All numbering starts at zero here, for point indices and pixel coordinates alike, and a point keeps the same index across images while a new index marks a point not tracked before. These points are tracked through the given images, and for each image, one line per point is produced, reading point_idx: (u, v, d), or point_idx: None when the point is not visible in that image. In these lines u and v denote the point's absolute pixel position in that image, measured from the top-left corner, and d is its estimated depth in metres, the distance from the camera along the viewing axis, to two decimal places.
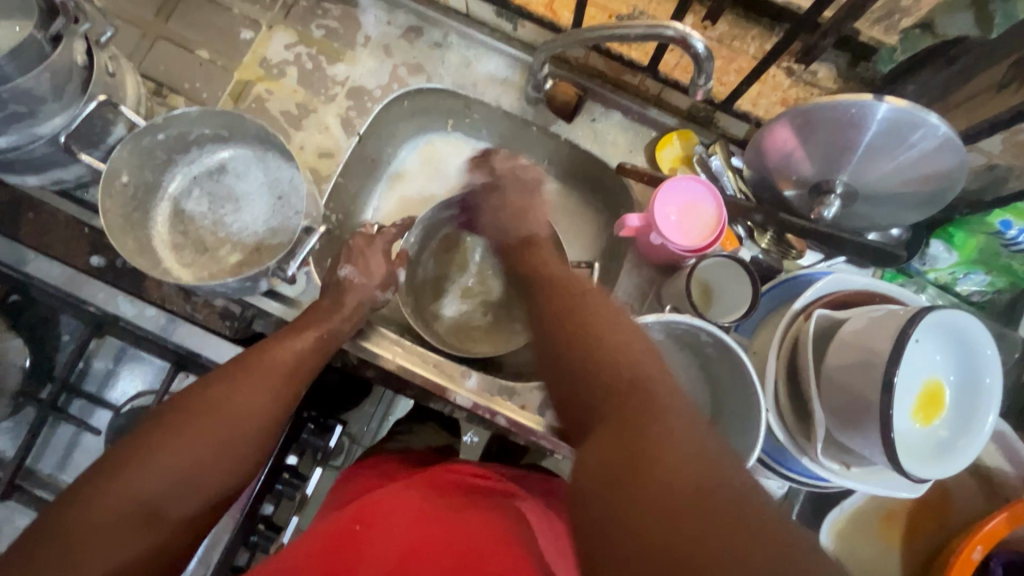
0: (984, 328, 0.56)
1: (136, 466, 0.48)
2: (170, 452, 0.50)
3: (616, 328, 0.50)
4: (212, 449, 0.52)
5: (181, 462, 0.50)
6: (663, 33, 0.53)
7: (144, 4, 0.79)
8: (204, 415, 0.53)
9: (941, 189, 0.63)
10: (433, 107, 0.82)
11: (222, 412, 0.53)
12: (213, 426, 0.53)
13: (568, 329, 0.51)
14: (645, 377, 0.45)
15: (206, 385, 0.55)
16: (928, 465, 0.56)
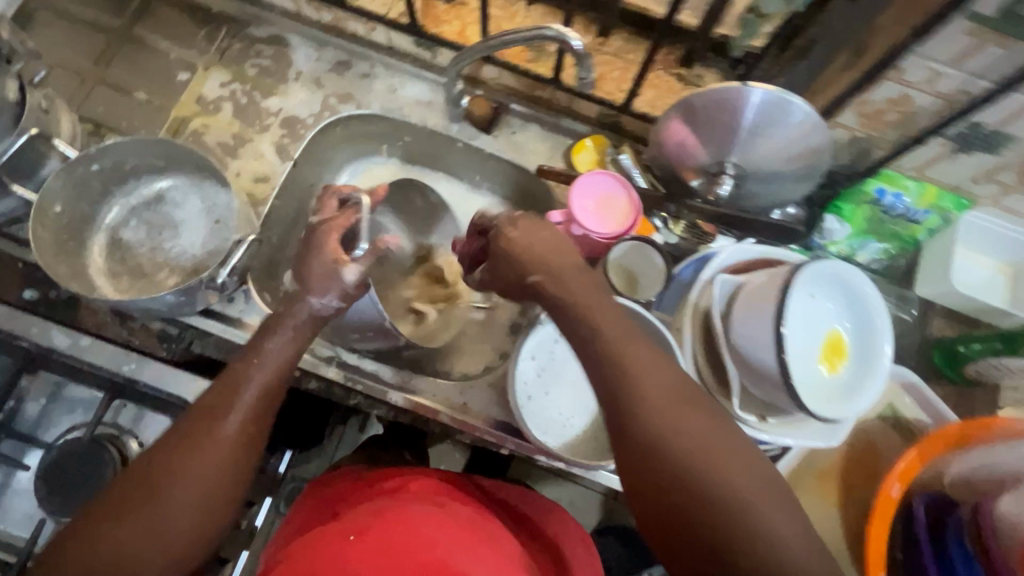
0: (868, 278, 0.62)
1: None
2: (110, 548, 0.42)
3: (658, 378, 0.45)
4: (160, 545, 0.43)
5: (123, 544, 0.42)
6: (545, 33, 0.60)
7: (84, 54, 0.84)
8: (149, 503, 0.43)
9: (817, 164, 0.70)
10: (366, 134, 0.88)
11: (170, 499, 0.44)
12: (161, 522, 0.43)
13: (622, 393, 0.45)
14: (724, 461, 0.42)
15: (158, 459, 0.45)
16: (834, 406, 0.59)
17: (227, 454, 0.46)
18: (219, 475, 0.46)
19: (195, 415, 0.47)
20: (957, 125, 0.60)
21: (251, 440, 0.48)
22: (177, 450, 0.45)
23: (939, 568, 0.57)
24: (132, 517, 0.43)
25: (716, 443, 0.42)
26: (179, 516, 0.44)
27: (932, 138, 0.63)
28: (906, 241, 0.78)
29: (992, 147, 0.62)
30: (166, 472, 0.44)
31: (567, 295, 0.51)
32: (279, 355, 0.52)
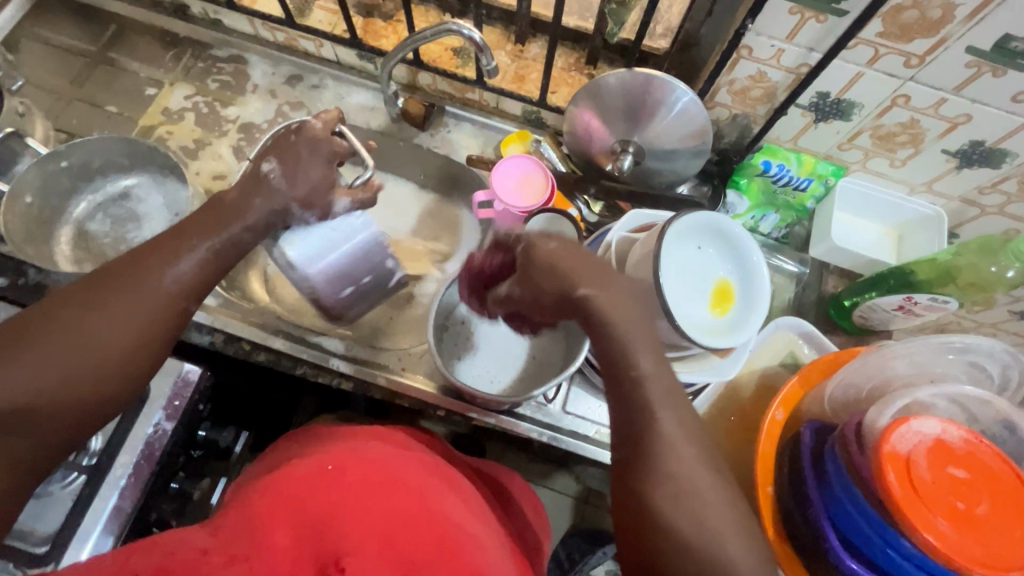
0: (745, 231, 0.70)
1: (18, 365, 0.47)
2: (62, 346, 0.49)
3: (671, 419, 0.49)
4: (87, 360, 0.50)
5: (52, 364, 0.49)
6: (449, 27, 0.72)
7: (62, 75, 0.95)
8: (99, 309, 0.52)
9: (704, 142, 0.79)
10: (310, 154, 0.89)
11: (119, 312, 0.52)
12: (103, 329, 0.51)
13: (634, 430, 0.49)
14: (709, 495, 0.46)
15: (87, 290, 0.52)
16: (717, 339, 0.66)
17: (169, 287, 0.55)
18: (162, 300, 0.55)
19: (149, 259, 0.56)
20: (808, 95, 0.70)
21: (193, 284, 0.57)
22: (126, 275, 0.54)
23: (821, 489, 0.59)
24: (86, 316, 0.51)
25: (708, 480, 0.47)
26: (125, 325, 0.52)
27: (792, 109, 0.73)
28: (798, 208, 0.88)
29: (843, 114, 0.72)
30: (118, 286, 0.53)
31: (608, 315, 0.52)
32: (228, 235, 0.60)
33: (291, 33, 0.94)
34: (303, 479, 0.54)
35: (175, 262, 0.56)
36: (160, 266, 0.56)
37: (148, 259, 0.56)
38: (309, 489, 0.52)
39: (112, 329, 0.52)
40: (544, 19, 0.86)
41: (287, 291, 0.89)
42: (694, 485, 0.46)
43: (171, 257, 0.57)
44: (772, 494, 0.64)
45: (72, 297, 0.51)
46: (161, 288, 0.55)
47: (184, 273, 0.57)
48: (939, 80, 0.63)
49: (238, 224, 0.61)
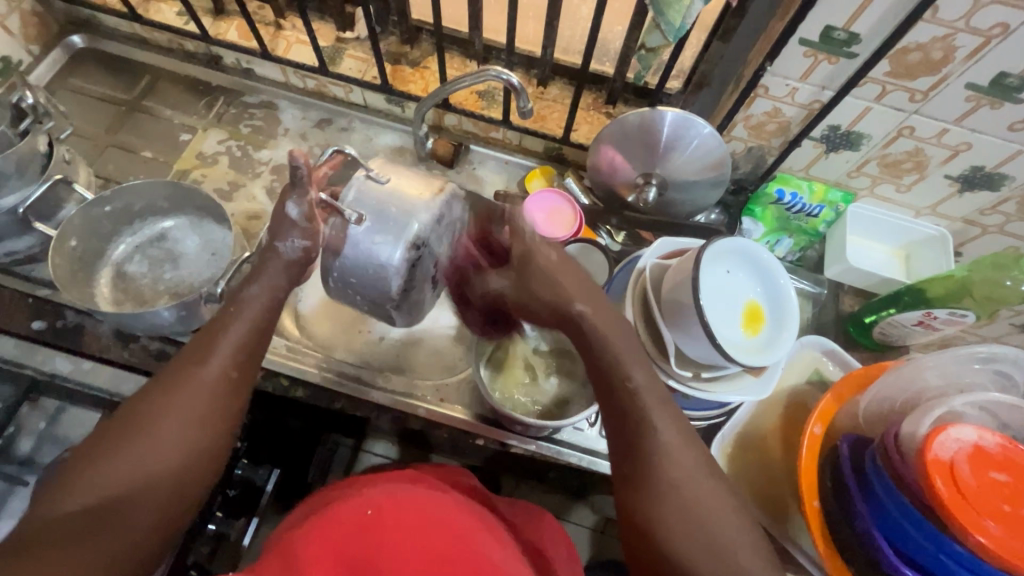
0: (769, 253, 0.74)
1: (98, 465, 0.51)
2: (131, 460, 0.52)
3: (676, 461, 0.52)
4: (165, 450, 0.53)
5: (133, 459, 0.52)
6: (490, 74, 0.74)
7: (99, 123, 0.98)
8: (143, 445, 0.53)
9: (723, 172, 0.85)
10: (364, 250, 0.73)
11: (164, 439, 0.54)
12: (148, 462, 0.52)
13: (640, 471, 0.52)
14: (717, 526, 0.49)
15: (159, 381, 0.57)
16: (753, 359, 0.69)
17: (207, 398, 0.56)
18: (203, 413, 0.56)
19: (180, 365, 0.58)
20: (821, 128, 0.76)
21: (235, 377, 0.59)
22: (163, 397, 0.55)
23: (866, 500, 0.62)
24: (127, 451, 0.52)
25: (722, 509, 0.50)
26: (176, 448, 0.54)
27: (805, 141, 0.79)
28: (810, 233, 0.93)
29: (852, 145, 0.78)
30: (159, 416, 0.54)
31: (613, 354, 0.57)
32: (254, 312, 0.61)
33: (322, 80, 0.99)
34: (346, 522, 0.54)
35: (209, 355, 0.58)
36: (194, 362, 0.57)
37: (207, 336, 0.59)
38: (348, 543, 0.52)
39: (184, 412, 0.55)
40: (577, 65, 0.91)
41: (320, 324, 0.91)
42: (700, 510, 0.50)
43: (223, 330, 0.60)
44: (819, 509, 0.65)
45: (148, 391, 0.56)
46: (202, 385, 0.57)
47: (218, 364, 0.58)
48: (943, 112, 0.68)
49: (257, 303, 0.62)
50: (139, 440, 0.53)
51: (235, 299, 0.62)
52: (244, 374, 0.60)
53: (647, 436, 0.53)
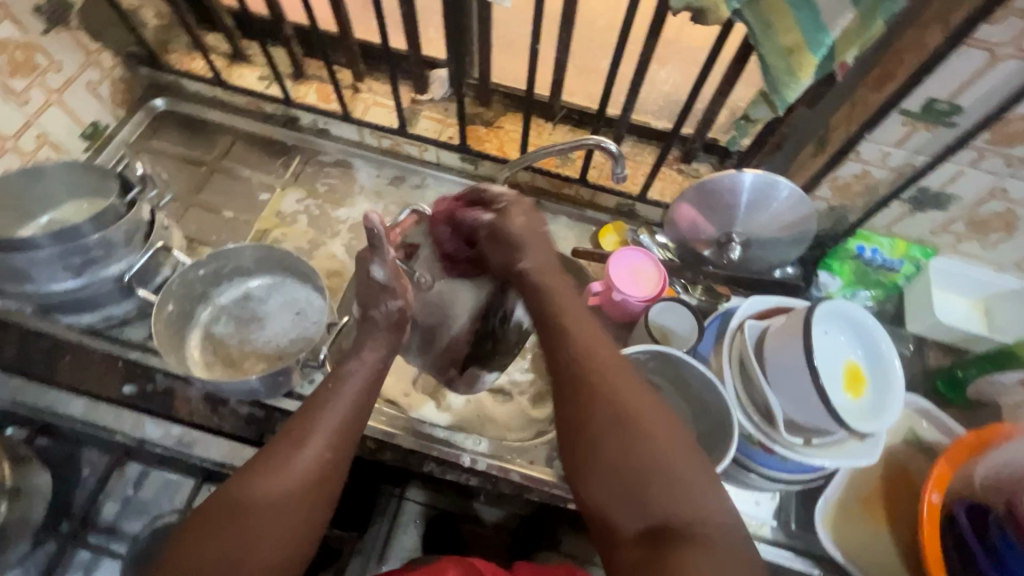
0: (867, 312, 0.75)
1: (231, 511, 0.53)
2: (257, 510, 0.53)
3: (649, 415, 0.57)
4: (289, 499, 0.55)
5: (261, 502, 0.54)
6: (586, 142, 0.77)
7: (181, 184, 1.01)
8: (249, 521, 0.53)
9: (805, 230, 0.85)
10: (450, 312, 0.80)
11: (268, 519, 0.53)
12: (255, 540, 0.52)
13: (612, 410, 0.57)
14: (697, 484, 0.54)
15: (282, 433, 0.59)
16: (865, 423, 0.68)
17: (309, 479, 0.56)
18: (304, 493, 0.55)
19: (281, 444, 0.58)
20: (910, 191, 0.78)
21: (336, 458, 0.58)
22: (267, 477, 0.55)
23: (995, 565, 0.63)
24: (258, 494, 0.54)
25: (689, 470, 0.54)
26: (281, 529, 0.54)
27: (892, 202, 0.80)
28: (889, 287, 0.92)
29: (940, 205, 0.79)
30: (263, 498, 0.54)
31: (560, 309, 0.65)
32: (356, 389, 0.62)
33: (399, 140, 1.01)
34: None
35: (311, 437, 0.58)
36: (297, 442, 0.57)
37: (324, 388, 0.62)
38: None
39: (304, 463, 0.56)
40: (665, 129, 0.93)
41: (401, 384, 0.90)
42: (684, 475, 0.54)
43: (338, 383, 0.63)
44: None
45: (278, 440, 0.58)
46: (305, 466, 0.56)
47: (320, 445, 0.58)
48: None
49: (357, 383, 0.63)
50: (245, 521, 0.53)
51: (337, 371, 0.64)
52: (343, 456, 0.59)
53: (598, 393, 0.58)
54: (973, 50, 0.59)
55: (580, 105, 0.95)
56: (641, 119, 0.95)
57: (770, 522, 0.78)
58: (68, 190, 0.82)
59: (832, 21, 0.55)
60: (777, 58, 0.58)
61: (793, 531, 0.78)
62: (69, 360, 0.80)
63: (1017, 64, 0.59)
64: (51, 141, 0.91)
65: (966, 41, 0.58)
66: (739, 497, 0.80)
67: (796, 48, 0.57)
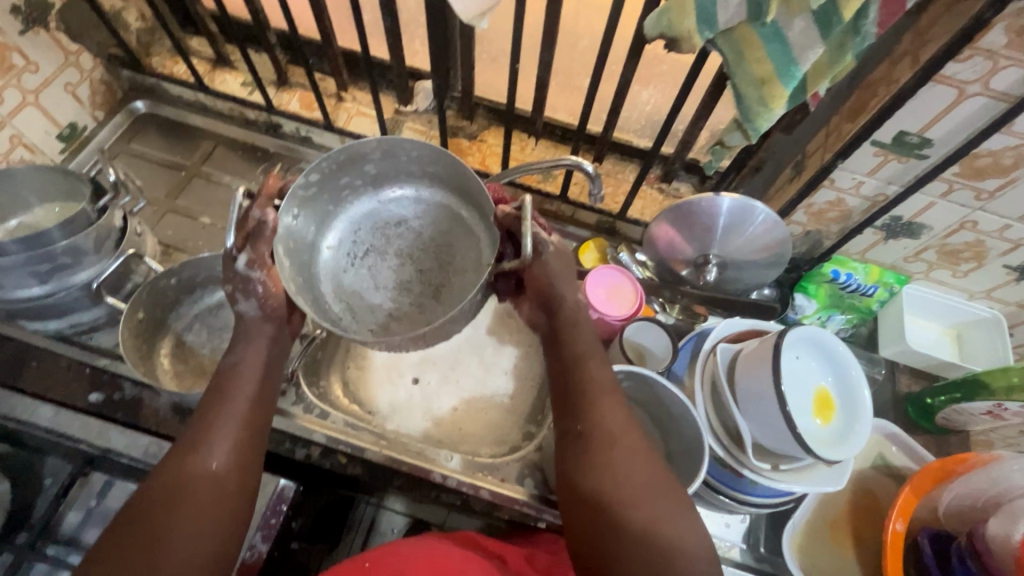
0: (836, 336, 0.75)
1: (151, 507, 0.53)
2: (181, 503, 0.53)
3: (639, 456, 0.59)
4: (203, 488, 0.55)
5: (181, 497, 0.54)
6: (565, 162, 0.75)
7: (159, 188, 1.00)
8: (163, 536, 0.51)
9: (780, 253, 0.85)
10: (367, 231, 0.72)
11: (172, 532, 0.52)
12: (174, 548, 0.51)
13: (589, 448, 0.60)
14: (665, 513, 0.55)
15: (192, 426, 0.59)
16: (833, 450, 0.68)
17: (220, 483, 0.56)
18: (225, 490, 0.56)
19: (188, 440, 0.57)
20: (883, 219, 0.79)
21: (240, 459, 0.58)
22: (172, 489, 0.54)
23: None
24: (179, 485, 0.54)
25: (655, 497, 0.56)
26: (195, 530, 0.53)
27: (866, 229, 0.81)
28: (863, 311, 0.93)
29: (912, 234, 0.80)
30: (176, 503, 0.53)
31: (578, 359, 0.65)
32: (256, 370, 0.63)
33: None
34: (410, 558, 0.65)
35: (215, 441, 0.57)
36: (198, 446, 0.57)
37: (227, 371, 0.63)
38: None
39: (208, 460, 0.56)
40: (647, 147, 0.93)
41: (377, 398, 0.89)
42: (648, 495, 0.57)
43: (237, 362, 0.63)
44: None
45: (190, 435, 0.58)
46: (210, 472, 0.56)
47: (227, 440, 0.58)
48: (1007, 211, 0.71)
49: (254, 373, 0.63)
50: (158, 530, 0.52)
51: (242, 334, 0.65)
52: (254, 450, 0.60)
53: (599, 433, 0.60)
54: (942, 87, 0.60)
55: (563, 121, 0.95)
56: (622, 137, 0.95)
57: (739, 544, 0.79)
58: (39, 192, 0.81)
59: (802, 53, 0.55)
60: (751, 88, 0.59)
61: (761, 555, 0.78)
62: (34, 367, 0.78)
63: (983, 102, 0.60)
64: (26, 142, 0.90)
65: (935, 78, 0.60)
66: (709, 519, 0.79)
67: (768, 79, 0.58)
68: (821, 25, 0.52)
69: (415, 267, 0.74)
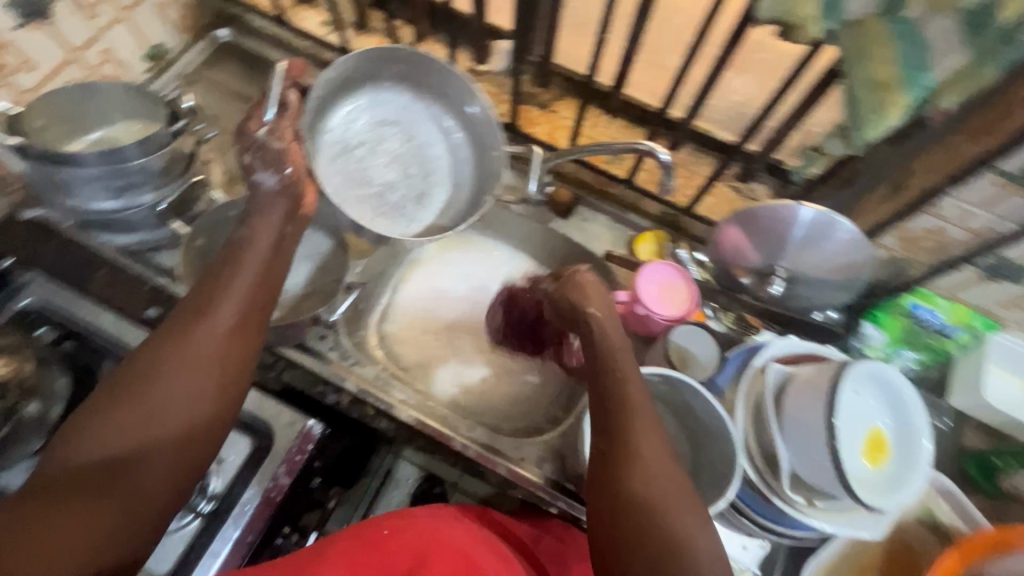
0: (904, 376, 0.69)
1: (154, 370, 0.50)
2: (181, 371, 0.51)
3: (658, 457, 0.57)
4: (203, 357, 0.52)
5: (178, 363, 0.51)
6: (638, 147, 0.70)
7: (231, 119, 1.01)
8: (158, 398, 0.49)
9: (857, 275, 0.79)
10: (389, 118, 0.81)
11: (167, 397, 0.49)
12: (167, 413, 0.49)
13: (612, 436, 0.59)
14: (679, 526, 0.52)
15: (195, 290, 0.56)
16: (879, 497, 0.63)
17: (219, 352, 0.52)
18: (220, 359, 0.52)
19: (190, 307, 0.54)
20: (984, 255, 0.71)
21: (243, 331, 0.55)
22: (168, 354, 0.51)
23: None
24: (177, 350, 0.51)
25: (672, 505, 0.53)
26: (195, 396, 0.51)
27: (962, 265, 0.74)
28: (940, 354, 0.85)
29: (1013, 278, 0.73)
30: (170, 366, 0.50)
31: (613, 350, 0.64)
32: (262, 250, 0.59)
33: None
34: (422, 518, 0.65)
35: (216, 310, 0.54)
36: (202, 314, 0.53)
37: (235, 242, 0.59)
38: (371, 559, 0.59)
39: (206, 326, 0.53)
40: (733, 142, 0.85)
41: (411, 357, 0.90)
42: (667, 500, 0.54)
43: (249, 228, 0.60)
44: None
45: (192, 303, 0.54)
46: (210, 339, 0.52)
47: (224, 320, 0.54)
48: None
49: (261, 248, 0.59)
50: (147, 407, 0.48)
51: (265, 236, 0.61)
52: (251, 327, 0.56)
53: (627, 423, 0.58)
54: None
55: (641, 101, 0.89)
56: (704, 126, 0.89)
57: (753, 570, 0.75)
58: (122, 109, 0.84)
59: (936, 59, 0.50)
60: (867, 90, 0.53)
61: None
62: (101, 275, 0.84)
63: None
64: (114, 58, 0.92)
65: None
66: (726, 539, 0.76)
67: (889, 82, 0.51)
68: (968, 29, 0.47)
69: (401, 169, 0.81)
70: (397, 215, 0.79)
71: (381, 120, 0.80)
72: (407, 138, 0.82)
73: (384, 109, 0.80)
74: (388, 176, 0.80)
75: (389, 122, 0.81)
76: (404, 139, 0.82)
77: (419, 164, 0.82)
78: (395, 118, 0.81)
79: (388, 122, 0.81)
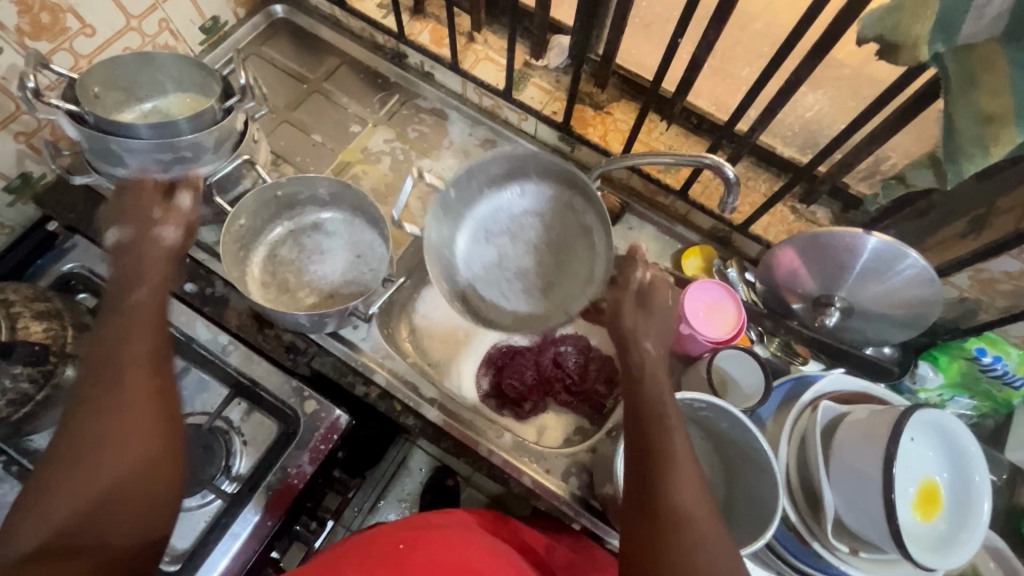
0: (966, 427, 0.64)
1: (88, 429, 0.48)
2: (113, 420, 0.49)
3: (697, 493, 0.53)
4: (130, 400, 0.50)
5: (105, 415, 0.49)
6: (701, 160, 0.66)
7: (280, 97, 1.00)
8: (97, 453, 0.48)
9: (922, 314, 0.74)
10: (506, 200, 0.86)
11: (107, 449, 0.48)
12: (109, 463, 0.48)
13: (652, 464, 0.55)
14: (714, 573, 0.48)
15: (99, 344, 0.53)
16: (931, 555, 0.59)
17: (146, 391, 0.51)
18: (152, 399, 0.51)
19: (95, 363, 0.52)
20: None
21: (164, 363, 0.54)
22: (92, 412, 0.49)
23: None
24: (99, 407, 0.49)
25: (707, 545, 0.50)
26: (134, 440, 0.49)
27: None
28: (999, 402, 0.81)
29: None
30: (98, 422, 0.49)
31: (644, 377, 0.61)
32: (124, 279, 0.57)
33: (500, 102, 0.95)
34: (446, 529, 0.65)
35: (129, 351, 0.52)
36: (121, 361, 0.52)
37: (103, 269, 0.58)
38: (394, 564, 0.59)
39: (126, 367, 0.51)
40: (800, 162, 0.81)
41: (443, 354, 0.88)
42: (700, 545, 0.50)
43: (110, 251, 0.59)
44: None
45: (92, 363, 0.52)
46: (134, 382, 0.51)
47: (142, 359, 0.52)
48: None
49: (123, 273, 0.58)
50: (90, 465, 0.47)
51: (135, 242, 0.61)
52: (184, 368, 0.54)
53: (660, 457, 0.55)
54: None
55: (703, 110, 0.85)
56: (767, 142, 0.84)
57: None
58: (176, 82, 0.83)
59: None
60: (969, 122, 0.49)
61: None
62: None
63: None
64: (172, 28, 0.92)
65: None
66: None
67: (997, 116, 0.47)
68: None
69: (517, 248, 0.86)
70: (507, 291, 0.85)
71: (501, 202, 0.86)
72: (521, 215, 0.86)
73: (503, 194, 0.86)
74: (505, 254, 0.86)
75: (506, 204, 0.87)
76: (518, 216, 0.86)
77: (531, 245, 0.86)
78: (513, 201, 0.87)
79: (507, 204, 0.87)
